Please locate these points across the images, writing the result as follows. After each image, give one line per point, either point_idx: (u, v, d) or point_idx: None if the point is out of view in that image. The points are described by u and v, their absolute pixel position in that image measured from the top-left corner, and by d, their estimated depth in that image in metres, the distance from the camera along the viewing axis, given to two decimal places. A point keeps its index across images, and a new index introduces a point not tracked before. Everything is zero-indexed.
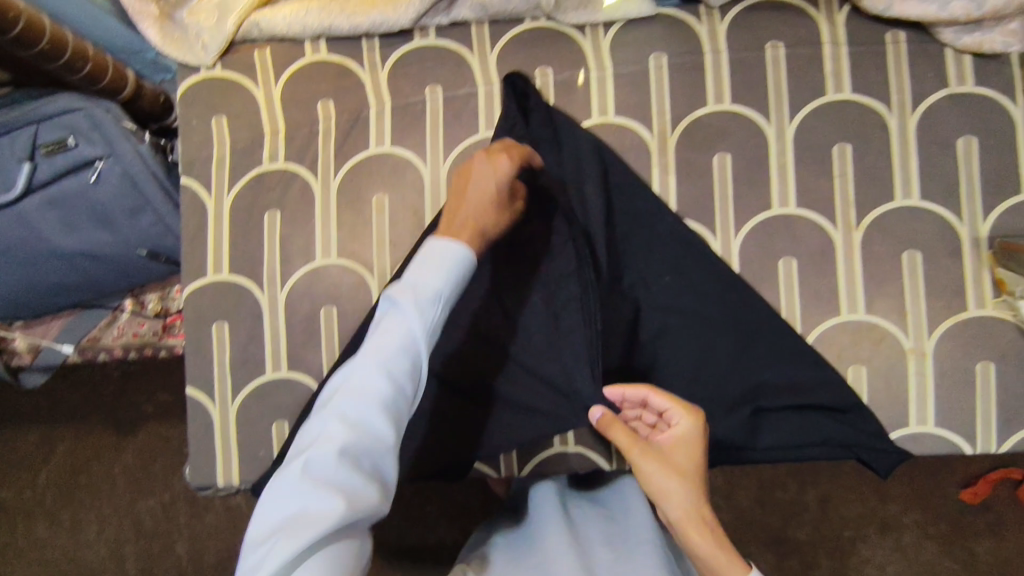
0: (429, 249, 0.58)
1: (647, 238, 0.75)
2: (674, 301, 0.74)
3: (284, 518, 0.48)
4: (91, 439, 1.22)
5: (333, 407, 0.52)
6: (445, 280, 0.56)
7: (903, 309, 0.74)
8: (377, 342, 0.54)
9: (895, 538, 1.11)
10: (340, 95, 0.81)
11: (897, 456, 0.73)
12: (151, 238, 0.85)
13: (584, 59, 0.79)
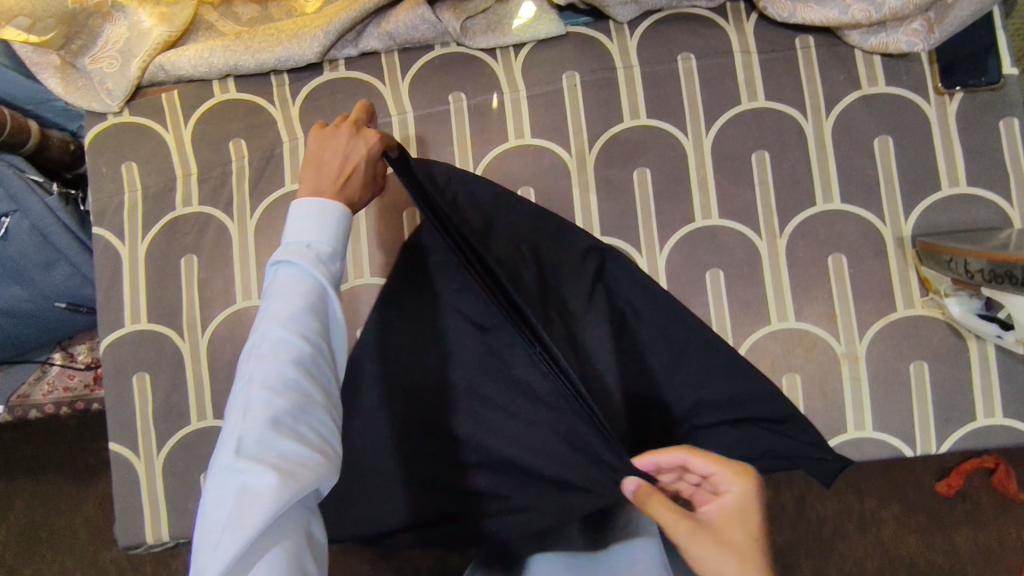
0: (301, 211, 0.59)
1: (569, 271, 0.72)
2: (602, 329, 0.71)
3: (223, 520, 0.43)
4: (42, 502, 1.18)
5: (248, 385, 0.49)
6: (327, 237, 0.58)
7: (832, 314, 0.73)
8: (276, 309, 0.52)
9: (874, 533, 1.08)
10: (253, 133, 0.79)
11: (839, 463, 0.70)
12: (70, 289, 0.83)
13: (497, 82, 0.78)
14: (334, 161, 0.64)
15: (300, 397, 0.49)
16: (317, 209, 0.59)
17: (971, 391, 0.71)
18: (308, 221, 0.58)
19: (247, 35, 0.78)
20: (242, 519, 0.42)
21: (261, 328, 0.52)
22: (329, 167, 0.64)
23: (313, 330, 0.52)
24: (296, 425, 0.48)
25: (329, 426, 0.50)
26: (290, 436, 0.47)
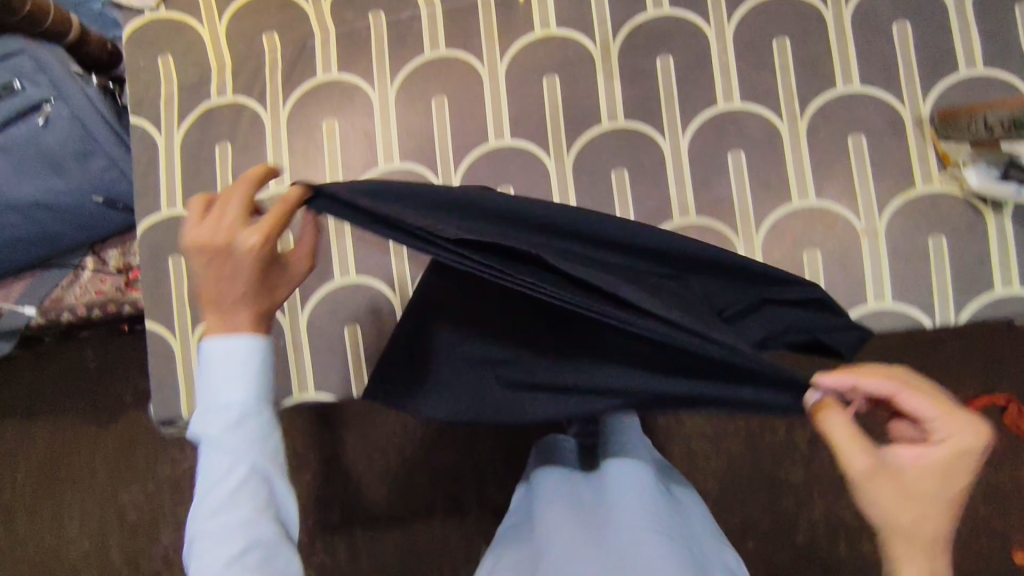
0: (211, 351, 0.53)
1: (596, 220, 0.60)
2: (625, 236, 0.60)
3: None
4: (68, 434, 1.19)
5: None
6: (241, 386, 0.52)
7: (853, 191, 0.75)
8: (215, 503, 0.50)
9: None
10: (286, 27, 0.82)
11: (857, 334, 0.63)
12: (106, 183, 0.85)
13: None
14: (219, 275, 0.52)
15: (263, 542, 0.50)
16: (236, 358, 0.52)
17: (988, 263, 0.74)
18: (227, 372, 0.52)
19: None
20: None
21: (203, 450, 0.52)
22: (230, 297, 0.52)
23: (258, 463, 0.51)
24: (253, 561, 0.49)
25: (274, 528, 0.51)
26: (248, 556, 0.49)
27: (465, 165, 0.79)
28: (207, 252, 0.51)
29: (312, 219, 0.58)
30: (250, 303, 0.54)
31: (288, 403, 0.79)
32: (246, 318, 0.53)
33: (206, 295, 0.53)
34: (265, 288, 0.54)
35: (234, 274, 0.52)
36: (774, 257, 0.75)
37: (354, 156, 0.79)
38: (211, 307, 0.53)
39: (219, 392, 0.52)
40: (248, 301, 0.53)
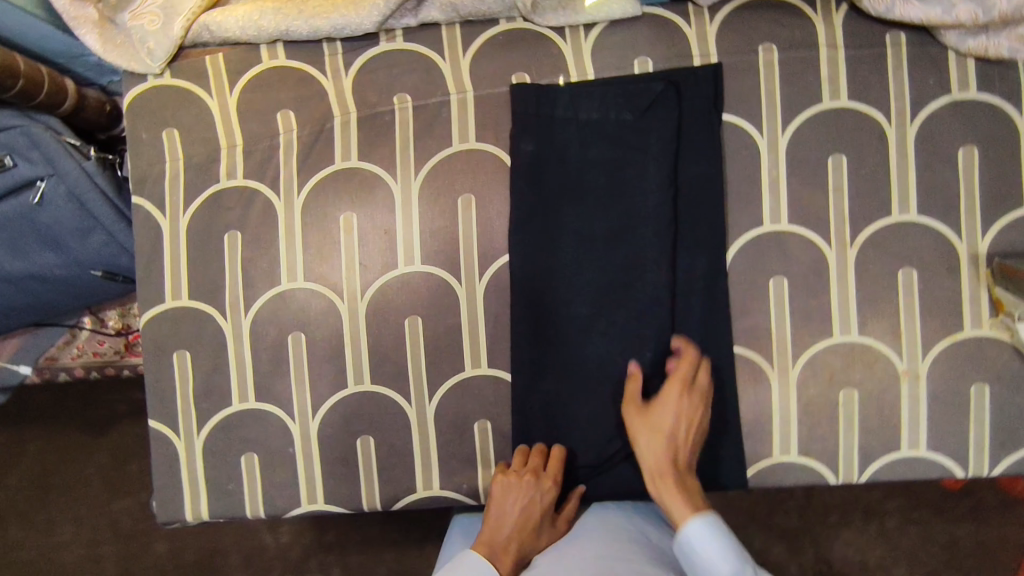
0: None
1: (579, 289, 0.73)
2: (582, 261, 0.73)
3: None
4: (64, 440, 1.30)
5: None
6: None
7: (897, 329, 0.72)
8: None
9: (880, 522, 1.17)
10: (302, 106, 0.75)
11: (756, 438, 0.74)
12: (106, 258, 0.80)
13: (564, 65, 0.74)
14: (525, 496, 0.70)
15: None
16: None
17: None
18: None
19: None
20: None
21: None
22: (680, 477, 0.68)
23: None
24: None
25: None
26: None
27: (490, 271, 0.74)
28: (672, 445, 0.68)
29: (366, 348, 0.75)
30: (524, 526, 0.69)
31: (295, 513, 0.76)
32: (674, 491, 0.66)
33: (653, 471, 0.67)
34: (650, 416, 0.68)
35: (676, 420, 0.68)
36: (808, 394, 0.73)
37: (373, 255, 0.75)
38: (501, 554, 0.67)
39: None
40: (672, 444, 0.68)
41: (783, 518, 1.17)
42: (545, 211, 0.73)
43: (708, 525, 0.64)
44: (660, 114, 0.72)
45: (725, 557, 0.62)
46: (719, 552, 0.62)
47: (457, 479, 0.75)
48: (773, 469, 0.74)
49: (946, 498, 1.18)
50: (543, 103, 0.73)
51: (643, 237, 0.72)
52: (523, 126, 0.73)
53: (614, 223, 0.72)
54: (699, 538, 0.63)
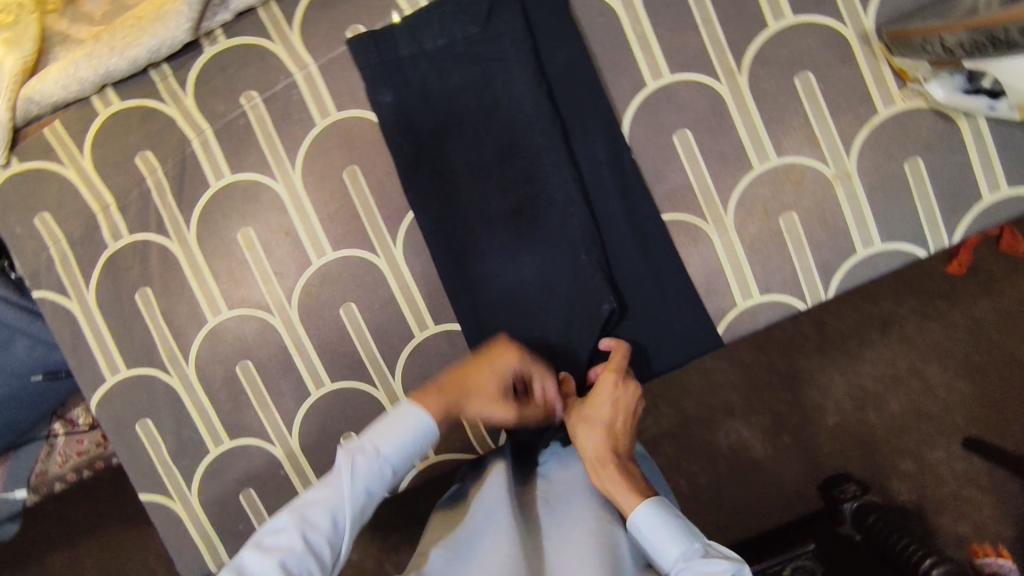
0: (401, 414, 0.63)
1: (493, 216, 0.70)
2: (487, 188, 0.70)
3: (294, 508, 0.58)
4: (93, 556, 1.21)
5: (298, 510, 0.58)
6: (396, 452, 0.62)
7: (813, 137, 0.69)
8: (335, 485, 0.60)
9: (897, 329, 1.20)
10: (155, 142, 0.71)
11: (714, 295, 0.72)
12: (38, 360, 0.80)
13: (395, 2, 0.70)
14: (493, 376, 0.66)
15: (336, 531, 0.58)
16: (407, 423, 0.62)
17: (970, 171, 0.69)
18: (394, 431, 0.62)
19: (106, 34, 0.70)
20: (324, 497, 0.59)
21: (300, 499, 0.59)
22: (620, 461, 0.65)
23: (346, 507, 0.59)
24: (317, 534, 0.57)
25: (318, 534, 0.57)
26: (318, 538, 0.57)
27: (401, 233, 0.72)
28: (609, 432, 0.66)
29: (313, 351, 0.73)
30: (479, 399, 0.66)
31: None
32: (618, 477, 0.63)
33: (596, 460, 0.64)
34: (585, 410, 0.66)
35: (610, 408, 0.66)
36: (749, 233, 0.71)
37: (283, 260, 0.73)
38: (434, 393, 0.65)
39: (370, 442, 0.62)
40: (606, 429, 0.66)
41: (808, 363, 1.20)
42: (432, 153, 0.70)
43: (652, 511, 0.59)
44: (503, 12, 0.68)
45: (671, 539, 0.58)
46: (666, 532, 0.58)
47: (448, 439, 0.75)
48: (741, 317, 0.72)
49: (950, 285, 1.20)
50: (384, 44, 0.68)
51: (534, 142, 0.69)
52: (372, 73, 0.69)
53: (500, 139, 0.70)
54: (646, 525, 0.59)
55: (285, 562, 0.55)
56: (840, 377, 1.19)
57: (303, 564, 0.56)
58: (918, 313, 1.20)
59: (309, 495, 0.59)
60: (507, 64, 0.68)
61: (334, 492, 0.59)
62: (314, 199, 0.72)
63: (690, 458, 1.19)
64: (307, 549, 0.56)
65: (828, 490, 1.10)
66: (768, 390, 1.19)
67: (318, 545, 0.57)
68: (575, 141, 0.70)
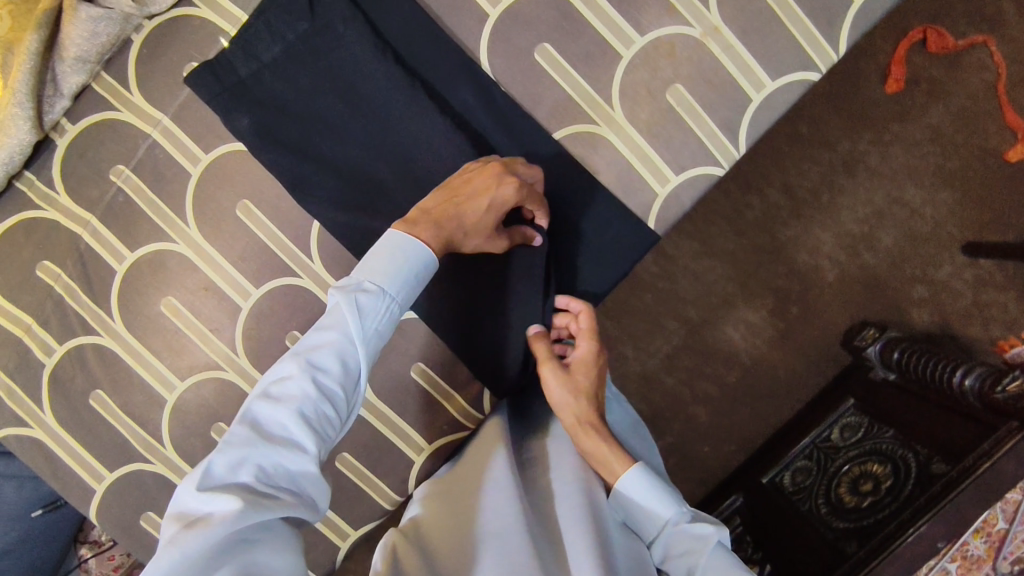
0: (378, 248, 0.58)
1: (390, 196, 0.68)
2: (372, 172, 0.68)
3: (268, 412, 0.52)
4: None
5: (267, 403, 0.52)
6: (374, 318, 0.56)
7: (669, 4, 0.67)
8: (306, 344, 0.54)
9: (862, 166, 1.16)
10: (49, 249, 0.71)
11: (634, 193, 0.70)
12: (30, 498, 0.80)
13: (216, 27, 0.68)
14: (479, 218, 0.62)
15: (319, 437, 0.53)
16: (388, 257, 0.57)
17: None
18: (373, 262, 0.57)
19: None
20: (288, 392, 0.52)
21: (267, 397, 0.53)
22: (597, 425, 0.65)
23: (333, 398, 0.54)
24: (310, 417, 0.52)
25: (276, 413, 0.52)
26: (305, 437, 0.52)
27: (314, 247, 0.71)
28: (591, 398, 0.65)
29: None
30: (455, 233, 0.61)
31: (343, 553, 0.77)
32: (602, 443, 0.63)
33: (580, 425, 0.63)
34: (572, 377, 0.65)
35: (594, 375, 0.66)
36: (643, 120, 0.69)
37: (214, 314, 0.72)
38: (426, 224, 0.60)
39: (359, 278, 0.57)
40: (593, 396, 0.65)
41: (789, 229, 1.16)
42: (305, 157, 0.68)
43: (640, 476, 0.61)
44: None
45: (658, 499, 0.61)
46: (655, 497, 0.61)
47: (436, 425, 0.74)
48: (667, 204, 0.71)
49: (896, 104, 1.15)
50: (217, 69, 0.66)
51: (405, 110, 0.67)
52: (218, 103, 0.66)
53: (372, 119, 0.68)
54: (636, 489, 0.61)
55: (289, 439, 0.51)
56: (821, 231, 1.16)
57: (315, 409, 0.52)
58: (876, 142, 1.15)
59: (314, 335, 0.55)
60: (347, 47, 0.67)
61: (340, 333, 0.54)
62: (220, 246, 0.71)
63: (708, 364, 1.17)
64: (321, 409, 0.53)
65: (851, 342, 1.12)
66: (761, 269, 1.17)
67: (329, 388, 0.54)
68: (440, 95, 0.68)
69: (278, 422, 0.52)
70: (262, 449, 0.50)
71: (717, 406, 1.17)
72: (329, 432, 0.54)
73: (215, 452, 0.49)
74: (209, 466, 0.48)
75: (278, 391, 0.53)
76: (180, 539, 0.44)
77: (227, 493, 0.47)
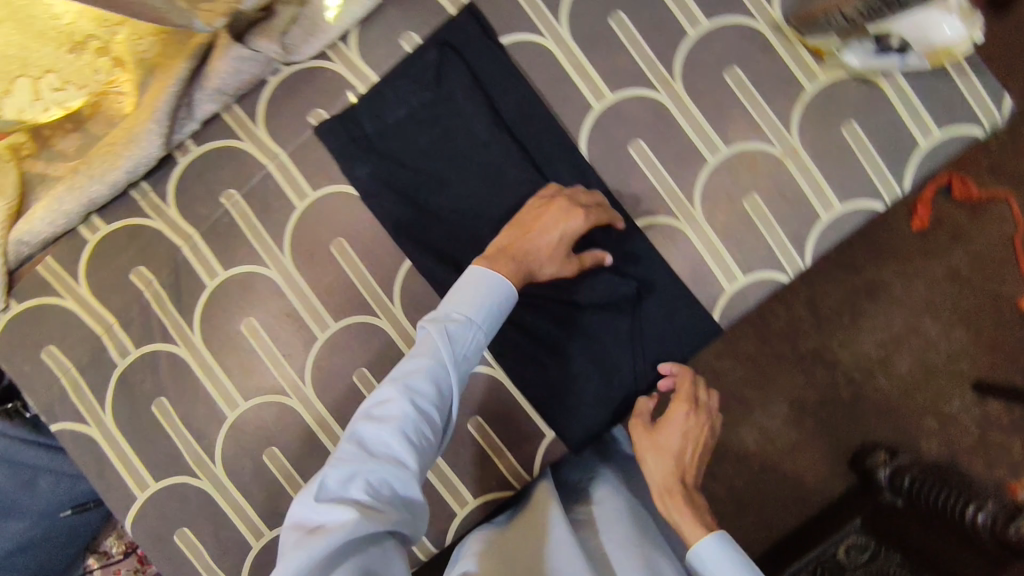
0: (466, 279, 0.64)
1: (481, 254, 0.74)
2: (466, 233, 0.74)
3: (370, 432, 0.58)
4: None
5: (369, 424, 0.58)
6: (472, 344, 0.63)
7: (755, 123, 0.75)
8: (403, 370, 0.60)
9: (886, 294, 1.21)
10: (147, 256, 0.74)
11: (703, 286, 0.75)
12: (65, 494, 0.80)
13: (346, 81, 0.75)
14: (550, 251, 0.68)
15: (421, 459, 0.59)
16: (476, 286, 0.63)
17: (903, 123, 0.74)
18: (463, 294, 0.63)
19: (84, 165, 0.73)
20: (387, 413, 0.58)
21: (367, 419, 0.59)
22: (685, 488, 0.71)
23: (434, 427, 0.60)
24: (415, 447, 0.58)
25: (377, 432, 0.58)
26: (408, 459, 0.58)
27: (397, 291, 0.75)
28: (677, 463, 0.72)
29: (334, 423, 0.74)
30: (528, 266, 0.68)
31: None
32: (683, 505, 0.69)
33: (665, 486, 0.71)
34: (660, 441, 0.73)
35: (679, 437, 0.73)
36: (719, 221, 0.75)
37: (290, 341, 0.75)
38: (504, 259, 0.66)
39: (447, 309, 0.63)
40: (679, 457, 0.72)
41: (812, 342, 1.21)
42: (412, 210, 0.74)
43: (719, 541, 0.65)
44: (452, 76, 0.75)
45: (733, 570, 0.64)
46: (730, 563, 0.64)
47: (483, 480, 0.76)
48: (732, 301, 0.75)
49: (923, 241, 1.21)
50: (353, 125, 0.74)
51: (511, 181, 0.74)
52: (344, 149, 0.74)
53: (477, 186, 0.74)
54: (711, 552, 0.65)
55: (391, 456, 0.58)
56: (845, 350, 1.21)
57: (413, 428, 0.59)
58: (902, 274, 1.21)
59: (409, 361, 0.61)
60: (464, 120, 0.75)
61: (432, 358, 0.60)
62: (309, 278, 0.75)
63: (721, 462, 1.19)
64: (418, 427, 0.59)
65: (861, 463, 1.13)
66: (780, 376, 1.20)
67: (425, 411, 0.60)
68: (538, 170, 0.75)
69: (380, 441, 0.58)
70: (370, 467, 0.56)
71: (726, 508, 1.18)
72: (427, 449, 0.60)
73: (330, 467, 0.56)
74: (324, 483, 0.55)
75: (376, 412, 0.59)
76: (306, 543, 0.52)
77: (338, 507, 0.54)
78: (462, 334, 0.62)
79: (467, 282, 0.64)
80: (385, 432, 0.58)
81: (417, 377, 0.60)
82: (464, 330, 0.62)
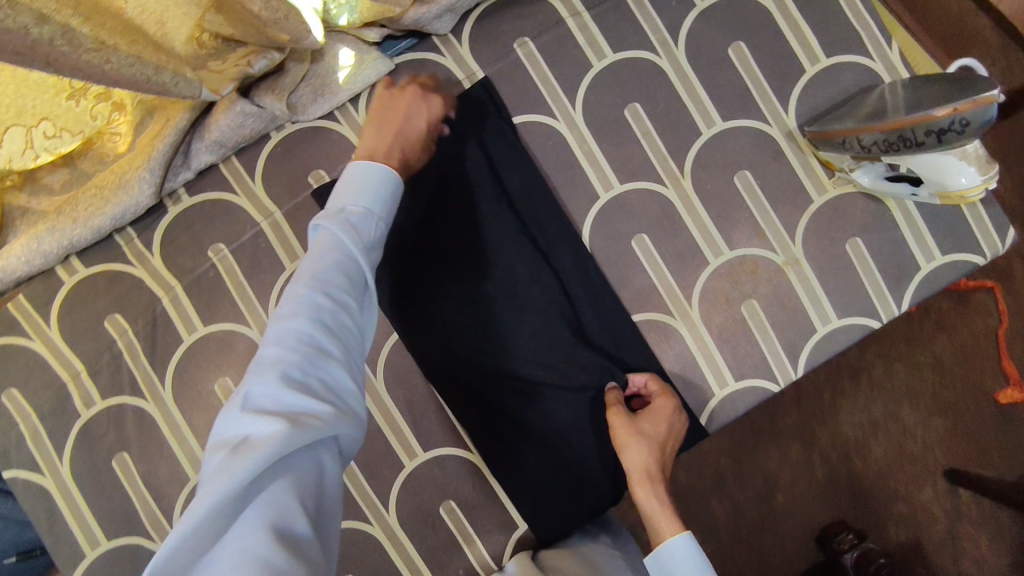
0: (352, 167, 0.62)
1: (473, 334, 0.73)
2: (459, 311, 0.73)
3: (285, 337, 0.50)
4: None
5: (282, 330, 0.50)
6: (364, 194, 0.60)
7: (760, 230, 0.74)
8: (307, 267, 0.54)
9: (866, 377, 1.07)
10: (125, 304, 0.72)
11: (694, 389, 0.74)
12: (11, 540, 0.76)
13: (350, 145, 0.73)
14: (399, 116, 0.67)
15: (330, 328, 0.51)
16: (363, 173, 0.61)
17: (906, 244, 0.74)
18: (352, 181, 0.61)
19: (68, 206, 0.69)
20: (300, 306, 0.51)
21: (278, 327, 0.50)
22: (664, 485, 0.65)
23: (337, 289, 0.53)
24: (313, 304, 0.51)
25: (302, 330, 0.50)
26: (313, 326, 0.50)
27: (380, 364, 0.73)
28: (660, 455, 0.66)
29: None
30: (399, 151, 0.66)
31: None
32: (661, 499, 0.63)
33: (644, 475, 0.65)
34: (640, 425, 0.68)
35: (666, 429, 0.68)
36: (716, 324, 0.74)
37: None
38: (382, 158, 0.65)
39: (337, 200, 0.60)
40: (660, 448, 0.66)
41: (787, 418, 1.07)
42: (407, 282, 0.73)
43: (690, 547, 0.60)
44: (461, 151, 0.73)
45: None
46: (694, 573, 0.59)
47: (451, 569, 0.72)
48: (721, 406, 0.74)
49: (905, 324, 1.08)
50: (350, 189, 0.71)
51: (508, 264, 0.73)
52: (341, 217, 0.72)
53: (475, 264, 0.73)
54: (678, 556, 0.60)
55: (313, 346, 0.50)
56: (823, 429, 1.07)
57: (330, 315, 0.52)
58: (882, 355, 1.08)
59: (313, 258, 0.55)
60: (468, 196, 0.73)
61: (337, 248, 0.56)
62: None
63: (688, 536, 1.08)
64: (333, 315, 0.52)
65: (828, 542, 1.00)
66: (755, 452, 1.06)
67: (339, 297, 0.53)
68: (538, 254, 0.73)
69: (296, 333, 0.50)
70: (297, 365, 0.48)
71: None
72: (347, 337, 0.53)
73: (253, 379, 0.48)
74: (250, 392, 0.47)
75: (285, 317, 0.51)
76: (232, 463, 0.42)
77: (271, 411, 0.45)
78: (344, 194, 0.61)
79: (364, 166, 0.62)
80: (301, 329, 0.50)
81: (325, 269, 0.54)
82: (355, 190, 0.60)
